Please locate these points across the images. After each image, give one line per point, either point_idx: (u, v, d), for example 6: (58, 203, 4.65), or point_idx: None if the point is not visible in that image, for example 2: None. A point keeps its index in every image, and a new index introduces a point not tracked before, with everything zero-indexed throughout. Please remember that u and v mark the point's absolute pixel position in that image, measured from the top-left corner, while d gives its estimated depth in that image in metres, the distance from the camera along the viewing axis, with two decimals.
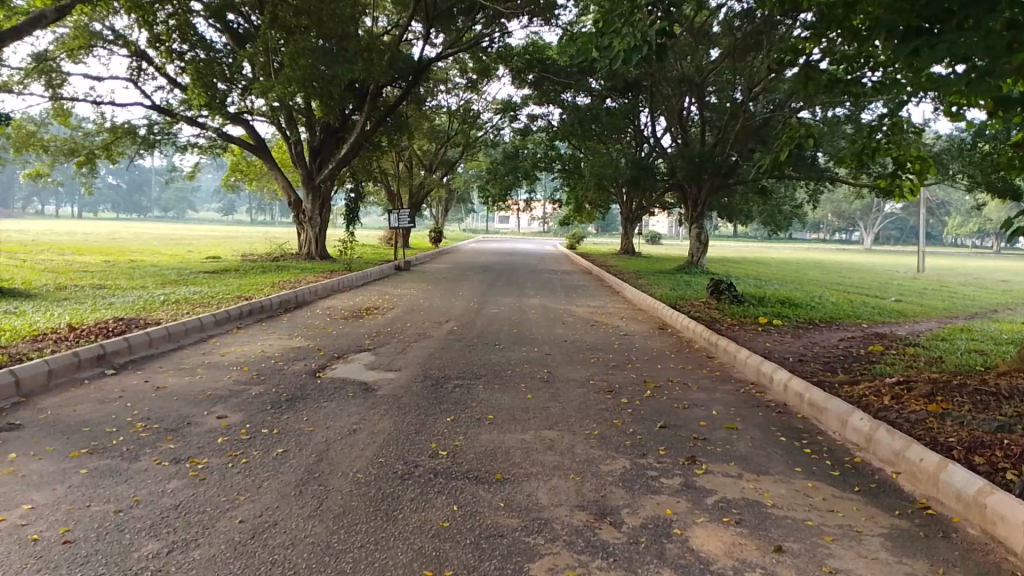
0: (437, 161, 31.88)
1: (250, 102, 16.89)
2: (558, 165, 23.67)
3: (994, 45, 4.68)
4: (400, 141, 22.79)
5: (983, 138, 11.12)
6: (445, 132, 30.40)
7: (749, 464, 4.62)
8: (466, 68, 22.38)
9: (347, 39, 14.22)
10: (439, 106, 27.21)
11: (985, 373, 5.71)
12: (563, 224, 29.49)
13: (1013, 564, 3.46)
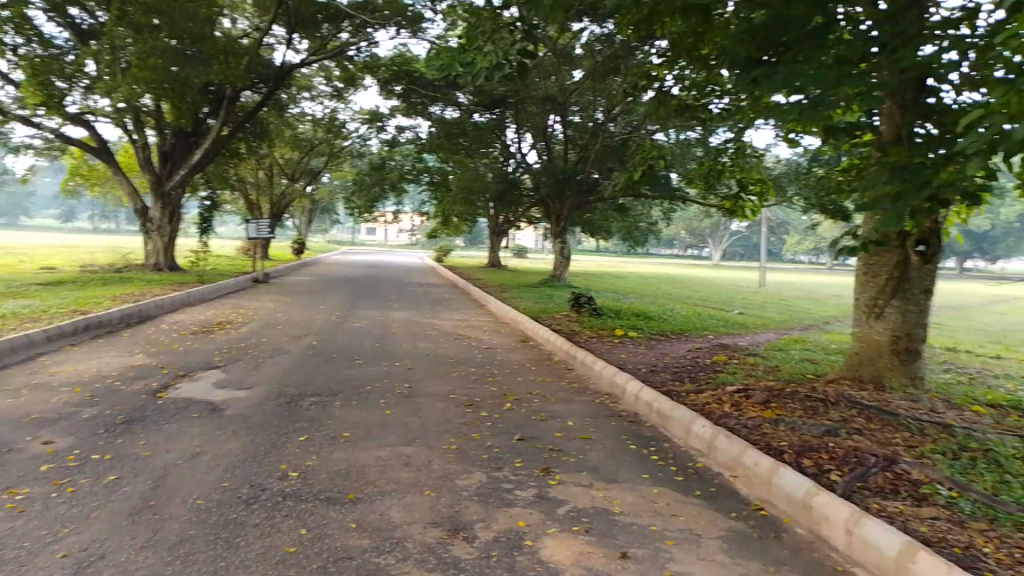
0: (299, 169, 31.15)
1: (94, 102, 15.70)
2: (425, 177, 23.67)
3: (823, 76, 5.04)
4: (259, 149, 22.02)
5: (810, 166, 12.19)
6: (308, 141, 29.69)
7: (601, 473, 4.78)
8: (331, 76, 21.94)
9: (205, 42, 13.61)
10: (302, 113, 26.55)
11: (815, 381, 6.20)
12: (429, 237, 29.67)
13: (835, 563, 3.83)
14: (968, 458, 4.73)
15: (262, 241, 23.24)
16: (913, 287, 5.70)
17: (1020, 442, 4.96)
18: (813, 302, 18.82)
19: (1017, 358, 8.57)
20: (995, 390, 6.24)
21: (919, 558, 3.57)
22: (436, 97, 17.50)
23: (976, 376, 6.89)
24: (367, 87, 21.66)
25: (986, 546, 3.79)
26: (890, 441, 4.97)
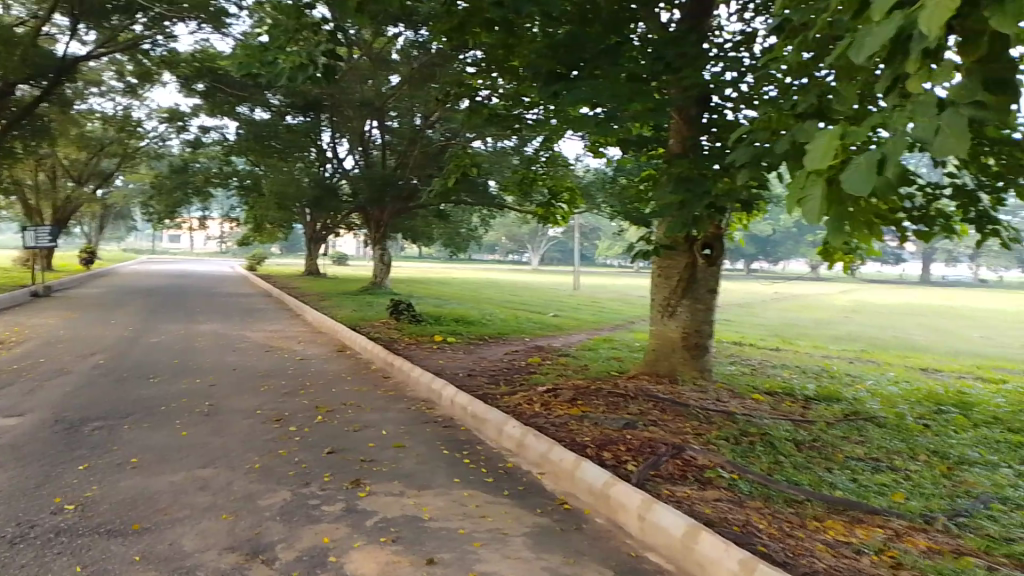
0: (88, 171, 28.53)
1: None
2: (235, 181, 22.72)
3: (616, 92, 5.39)
4: (39, 147, 19.89)
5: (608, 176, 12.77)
6: (99, 140, 27.26)
7: (412, 481, 4.77)
8: (125, 70, 20.29)
9: None
10: (91, 111, 24.33)
11: (618, 377, 6.59)
12: (242, 243, 28.45)
13: (627, 548, 4.09)
14: (747, 441, 5.22)
15: (43, 249, 20.85)
16: (700, 287, 6.24)
17: (790, 425, 5.57)
18: (621, 303, 20.15)
19: (787, 349, 9.70)
20: (771, 378, 7.00)
21: (702, 537, 3.90)
22: (243, 98, 16.49)
23: (754, 366, 7.67)
24: (167, 84, 20.07)
25: (760, 522, 4.24)
26: (682, 430, 5.38)
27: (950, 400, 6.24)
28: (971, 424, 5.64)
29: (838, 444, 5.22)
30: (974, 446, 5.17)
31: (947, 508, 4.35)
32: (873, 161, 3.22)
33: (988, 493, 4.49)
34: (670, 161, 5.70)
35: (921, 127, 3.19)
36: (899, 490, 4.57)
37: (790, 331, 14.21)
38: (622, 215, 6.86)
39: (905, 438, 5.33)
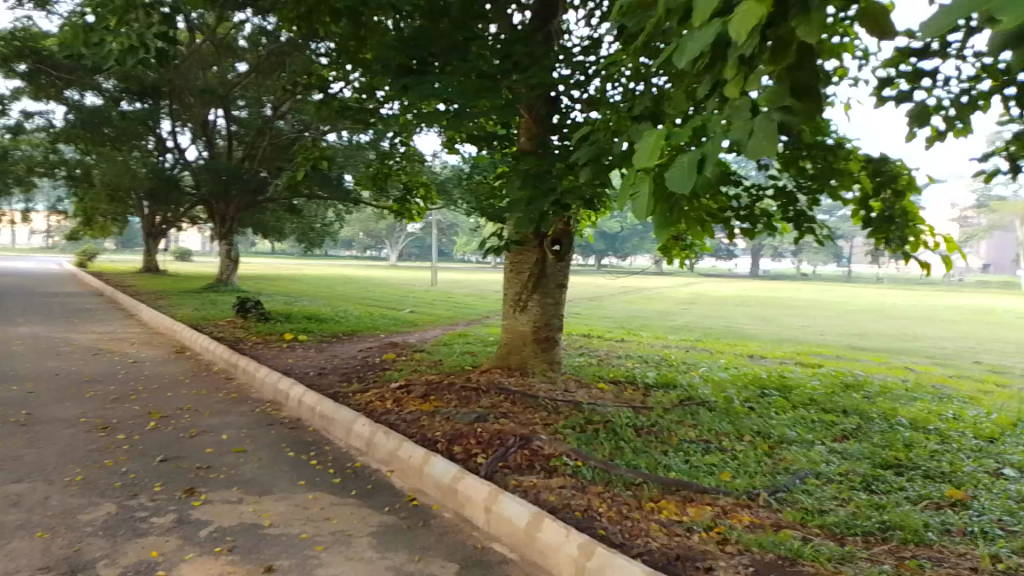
0: None
1: None
2: (62, 171, 21.08)
3: (463, 90, 5.46)
4: None
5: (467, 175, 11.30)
6: None
7: (252, 487, 4.61)
8: None
9: None
10: None
11: (472, 371, 6.69)
12: (70, 237, 26.42)
13: (473, 540, 4.15)
14: (591, 429, 5.44)
15: None
16: (550, 282, 6.44)
17: (631, 412, 5.86)
18: (479, 298, 20.54)
19: (633, 339, 10.24)
20: (615, 367, 7.35)
21: (544, 524, 4.02)
22: (71, 81, 15.27)
23: (601, 356, 8.03)
24: None
25: (601, 507, 4.42)
26: (531, 420, 5.53)
27: (773, 384, 6.81)
28: (790, 405, 6.17)
29: (673, 429, 5.55)
30: (792, 425, 5.65)
31: (768, 484, 4.72)
32: (694, 161, 3.42)
33: (804, 469, 4.88)
34: (517, 159, 5.86)
35: (737, 129, 3.49)
36: (727, 470, 4.91)
37: (635, 323, 14.95)
38: (479, 212, 6.79)
39: (733, 420, 5.74)
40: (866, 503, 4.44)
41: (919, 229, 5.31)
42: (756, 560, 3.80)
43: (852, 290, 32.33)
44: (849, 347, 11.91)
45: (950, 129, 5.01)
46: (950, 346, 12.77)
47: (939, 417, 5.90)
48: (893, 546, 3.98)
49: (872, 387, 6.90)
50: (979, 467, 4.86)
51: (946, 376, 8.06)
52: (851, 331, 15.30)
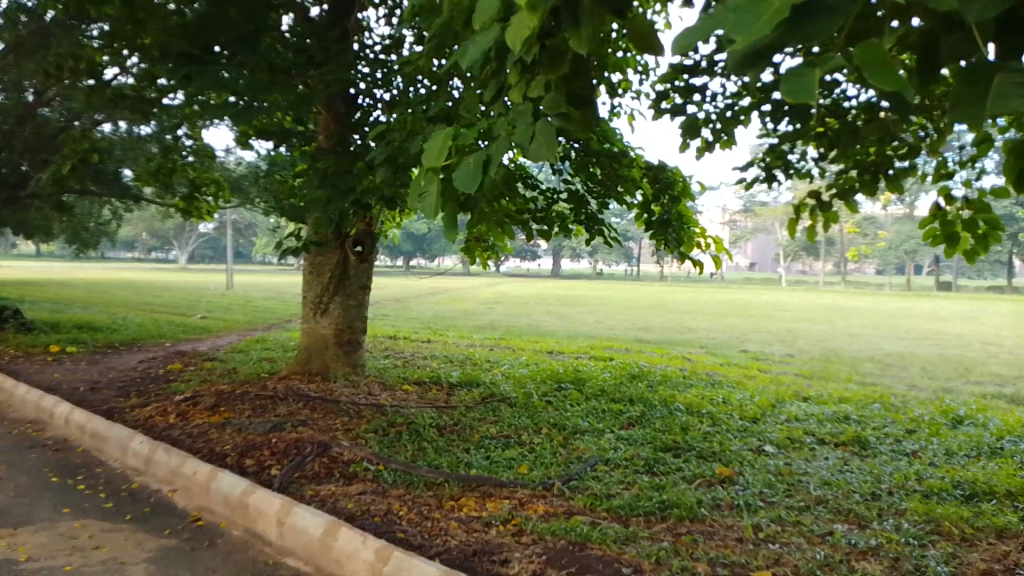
0: None
1: None
2: None
3: (255, 81, 5.19)
4: None
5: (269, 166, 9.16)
6: None
7: (6, 518, 4.06)
8: None
9: None
10: None
11: (269, 379, 6.43)
12: None
13: (265, 557, 3.93)
14: (393, 432, 5.40)
15: None
16: (352, 283, 6.35)
17: (434, 412, 5.90)
18: (281, 302, 19.71)
19: (438, 339, 10.36)
20: (420, 368, 7.37)
21: (340, 533, 3.89)
22: None
23: (406, 358, 8.02)
24: None
25: (401, 509, 4.37)
26: (330, 426, 5.40)
27: (568, 377, 7.18)
28: (583, 397, 6.52)
29: (475, 426, 5.66)
30: (585, 416, 5.97)
31: (562, 473, 4.94)
32: (481, 161, 3.41)
33: (594, 456, 5.17)
34: (315, 157, 5.69)
35: (522, 132, 3.60)
36: (525, 462, 5.08)
37: (441, 324, 15.08)
38: (279, 211, 6.51)
39: (532, 415, 5.96)
40: (648, 485, 4.79)
41: (693, 231, 5.83)
42: (549, 548, 3.96)
43: (646, 288, 34.99)
44: (637, 341, 12.84)
45: (717, 141, 5.50)
46: (721, 336, 14.29)
47: (711, 401, 6.52)
48: (671, 523, 4.34)
49: (655, 376, 7.51)
50: (744, 445, 5.43)
51: (716, 364, 8.97)
52: (640, 325, 16.52)
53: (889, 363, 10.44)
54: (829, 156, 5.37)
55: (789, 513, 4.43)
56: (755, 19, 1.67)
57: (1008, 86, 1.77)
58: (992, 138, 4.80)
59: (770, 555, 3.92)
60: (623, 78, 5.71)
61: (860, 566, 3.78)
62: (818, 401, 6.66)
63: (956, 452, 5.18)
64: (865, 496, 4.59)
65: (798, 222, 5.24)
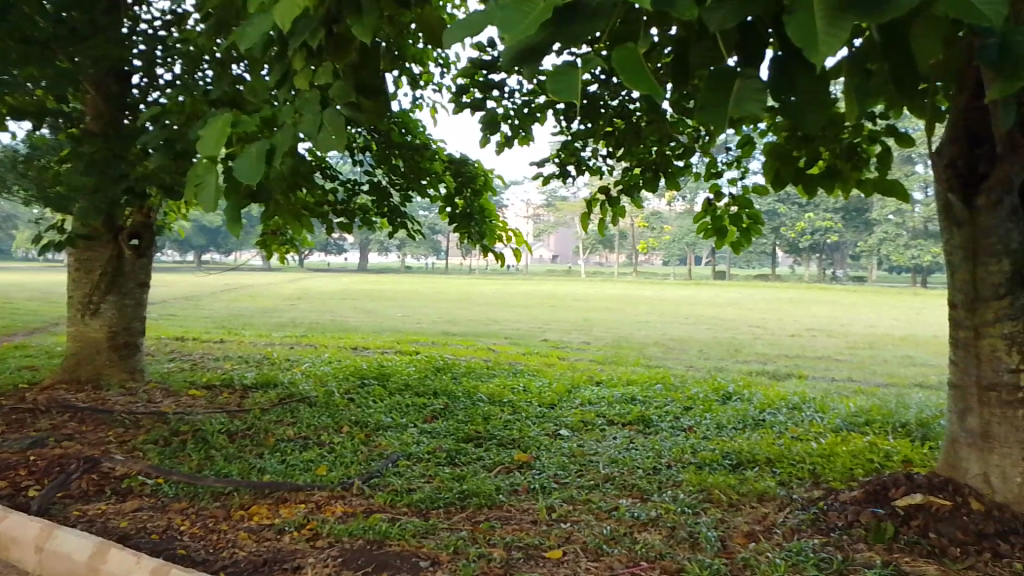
0: None
1: None
2: None
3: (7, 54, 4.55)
4: None
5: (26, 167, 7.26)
6: None
7: None
8: None
9: None
10: None
11: (29, 390, 5.75)
12: None
13: None
14: (177, 441, 5.02)
15: None
16: (128, 279, 5.87)
17: (225, 417, 5.56)
18: (47, 303, 17.49)
19: (232, 339, 9.78)
20: (211, 371, 6.92)
21: (110, 555, 3.50)
22: None
23: (195, 360, 7.50)
24: None
25: (182, 524, 4.05)
26: (102, 440, 4.93)
27: (372, 373, 7.08)
28: (386, 392, 6.45)
29: (271, 429, 5.39)
30: (387, 412, 5.91)
31: (362, 471, 4.84)
32: (263, 151, 3.08)
33: (395, 452, 5.12)
34: (85, 140, 5.11)
35: (306, 121, 3.23)
36: (323, 463, 4.91)
37: (236, 322, 14.25)
38: (42, 200, 5.80)
39: (331, 413, 5.80)
40: (448, 476, 4.81)
41: (494, 225, 5.84)
42: (344, 550, 3.85)
43: (461, 280, 35.49)
44: (443, 334, 12.97)
45: (515, 137, 5.60)
46: (524, 327, 14.78)
47: (511, 390, 6.71)
48: (469, 512, 4.40)
49: (458, 368, 7.62)
50: (541, 430, 5.63)
51: (518, 354, 9.28)
52: (449, 318, 16.65)
53: (671, 347, 11.38)
54: (617, 155, 5.69)
55: (581, 492, 4.65)
56: (519, 17, 1.71)
57: (747, 92, 1.95)
58: (752, 141, 5.27)
59: (562, 534, 4.10)
60: (425, 70, 5.66)
61: (641, 537, 4.07)
62: (609, 385, 7.10)
63: (726, 426, 5.72)
64: (647, 471, 4.92)
65: (589, 217, 5.50)
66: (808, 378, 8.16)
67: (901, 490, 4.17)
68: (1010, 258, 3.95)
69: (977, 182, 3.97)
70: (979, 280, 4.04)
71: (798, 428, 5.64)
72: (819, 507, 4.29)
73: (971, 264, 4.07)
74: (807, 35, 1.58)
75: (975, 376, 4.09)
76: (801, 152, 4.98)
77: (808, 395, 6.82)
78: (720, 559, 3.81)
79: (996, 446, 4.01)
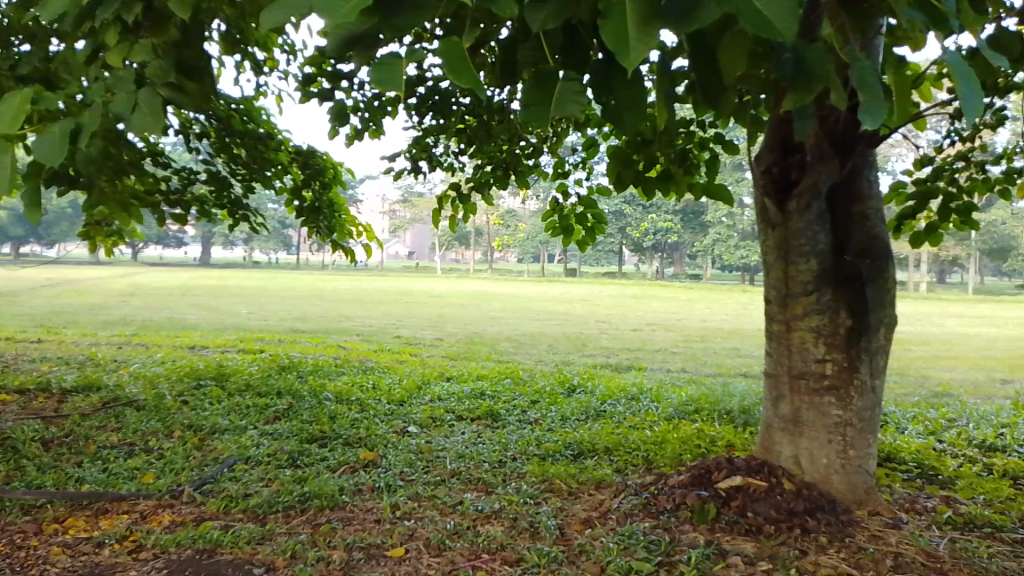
0: None
1: None
2: None
3: None
4: None
5: None
6: None
7: None
8: None
9: None
10: None
11: None
12: None
13: None
14: None
15: None
16: None
17: (39, 424, 5.17)
18: None
19: (52, 339, 9.02)
20: (24, 374, 6.37)
21: None
22: None
23: (6, 363, 6.87)
24: None
25: None
26: None
27: (209, 373, 6.76)
28: (225, 393, 6.19)
29: (93, 435, 5.06)
30: (225, 414, 5.66)
31: (194, 478, 4.59)
32: (67, 131, 2.56)
33: (232, 456, 4.91)
34: None
35: (119, 102, 2.84)
36: (150, 471, 4.62)
37: (60, 321, 13.18)
38: None
39: (162, 417, 5.51)
40: (289, 479, 4.65)
41: (342, 219, 5.80)
42: (170, 561, 3.63)
43: (317, 276, 34.55)
44: (291, 331, 12.61)
45: (365, 130, 5.48)
46: (375, 324, 14.65)
47: (359, 388, 6.61)
48: (309, 515, 4.27)
49: (304, 366, 7.42)
50: (389, 427, 5.58)
51: (368, 350, 9.21)
52: (297, 315, 16.21)
53: (522, 342, 11.69)
54: (469, 152, 5.73)
55: (426, 488, 4.63)
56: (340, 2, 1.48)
57: (567, 92, 1.78)
58: (596, 144, 5.44)
59: (405, 531, 4.07)
60: (269, 56, 5.46)
61: (484, 530, 4.12)
62: (459, 380, 7.17)
63: (569, 417, 5.92)
64: (493, 464, 5.00)
65: (441, 213, 5.49)
66: (647, 370, 8.65)
67: (723, 473, 4.37)
68: (816, 259, 4.25)
69: (788, 188, 4.26)
70: (790, 279, 4.34)
71: (634, 417, 5.94)
72: (650, 492, 4.51)
73: (784, 263, 4.37)
74: (621, 32, 1.42)
75: (787, 365, 4.40)
76: (640, 156, 5.16)
77: (645, 386, 7.21)
78: (557, 546, 3.93)
79: (804, 430, 4.34)
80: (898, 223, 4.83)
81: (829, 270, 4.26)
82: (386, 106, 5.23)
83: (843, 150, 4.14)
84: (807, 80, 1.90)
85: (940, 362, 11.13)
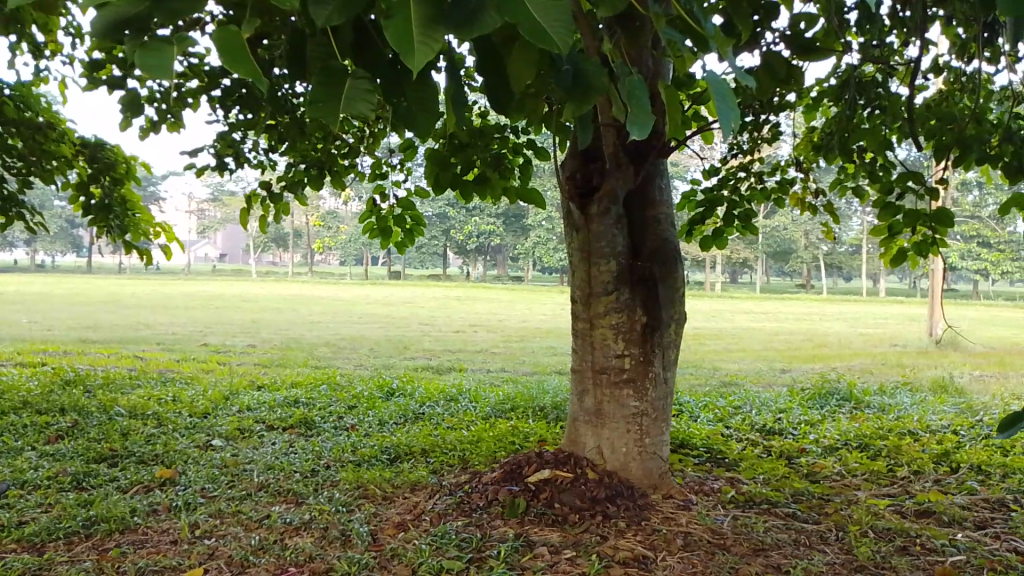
0: None
1: None
2: None
3: None
4: None
5: None
6: None
7: None
8: None
9: None
10: None
11: None
12: None
13: None
14: None
15: None
16: None
17: None
18: None
19: None
20: None
21: None
22: None
23: None
24: None
25: None
26: None
27: None
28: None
29: None
30: None
31: None
32: None
33: (3, 482, 4.38)
34: None
35: None
36: None
37: None
38: None
39: None
40: (73, 503, 4.23)
41: (137, 217, 5.41)
42: None
43: (121, 280, 31.68)
44: (78, 342, 11.48)
45: (162, 122, 5.10)
46: (177, 331, 13.72)
47: (157, 401, 6.16)
48: (95, 541, 3.88)
49: (93, 379, 6.82)
50: (191, 442, 5.26)
51: (170, 360, 8.62)
52: (88, 324, 14.74)
53: (341, 347, 11.43)
54: (279, 149, 5.52)
55: (230, 504, 4.38)
56: None
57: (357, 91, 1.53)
58: (413, 146, 5.43)
59: (205, 550, 3.81)
60: (50, 39, 4.96)
61: (291, 542, 3.94)
62: (271, 389, 6.88)
63: (386, 421, 5.87)
64: (305, 474, 4.84)
65: (251, 213, 5.22)
66: (467, 371, 8.78)
67: (533, 467, 4.53)
68: (615, 260, 4.51)
69: (590, 194, 4.47)
70: (592, 279, 4.57)
71: (451, 418, 5.99)
72: (464, 490, 4.56)
73: (587, 264, 4.59)
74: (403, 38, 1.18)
75: (590, 361, 4.62)
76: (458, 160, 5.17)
77: (464, 386, 7.30)
78: (368, 553, 3.84)
79: (606, 421, 4.57)
80: (690, 229, 5.24)
81: (626, 271, 4.52)
82: (186, 97, 4.89)
83: (637, 159, 4.39)
84: (586, 91, 1.76)
85: (728, 354, 12.29)
